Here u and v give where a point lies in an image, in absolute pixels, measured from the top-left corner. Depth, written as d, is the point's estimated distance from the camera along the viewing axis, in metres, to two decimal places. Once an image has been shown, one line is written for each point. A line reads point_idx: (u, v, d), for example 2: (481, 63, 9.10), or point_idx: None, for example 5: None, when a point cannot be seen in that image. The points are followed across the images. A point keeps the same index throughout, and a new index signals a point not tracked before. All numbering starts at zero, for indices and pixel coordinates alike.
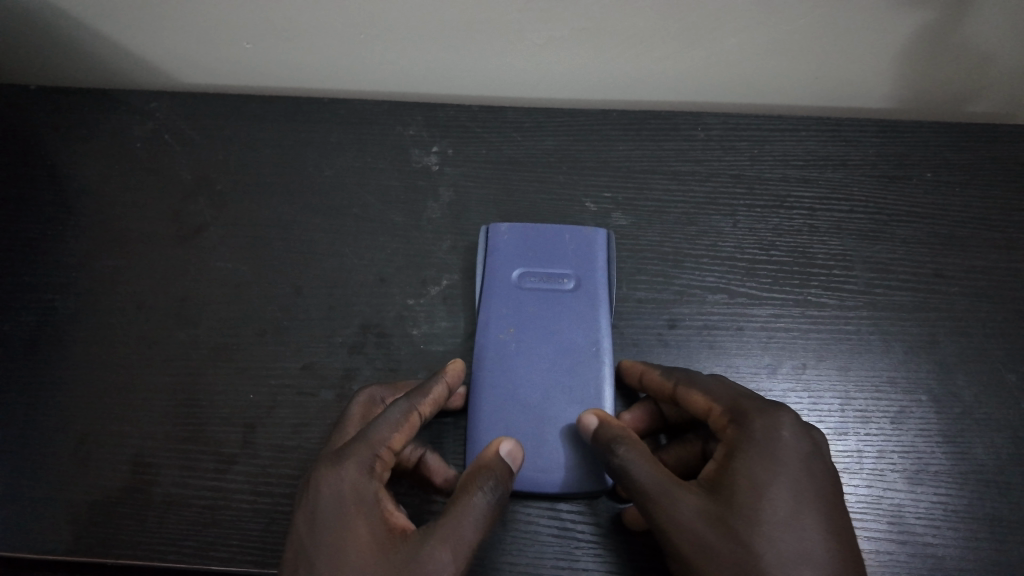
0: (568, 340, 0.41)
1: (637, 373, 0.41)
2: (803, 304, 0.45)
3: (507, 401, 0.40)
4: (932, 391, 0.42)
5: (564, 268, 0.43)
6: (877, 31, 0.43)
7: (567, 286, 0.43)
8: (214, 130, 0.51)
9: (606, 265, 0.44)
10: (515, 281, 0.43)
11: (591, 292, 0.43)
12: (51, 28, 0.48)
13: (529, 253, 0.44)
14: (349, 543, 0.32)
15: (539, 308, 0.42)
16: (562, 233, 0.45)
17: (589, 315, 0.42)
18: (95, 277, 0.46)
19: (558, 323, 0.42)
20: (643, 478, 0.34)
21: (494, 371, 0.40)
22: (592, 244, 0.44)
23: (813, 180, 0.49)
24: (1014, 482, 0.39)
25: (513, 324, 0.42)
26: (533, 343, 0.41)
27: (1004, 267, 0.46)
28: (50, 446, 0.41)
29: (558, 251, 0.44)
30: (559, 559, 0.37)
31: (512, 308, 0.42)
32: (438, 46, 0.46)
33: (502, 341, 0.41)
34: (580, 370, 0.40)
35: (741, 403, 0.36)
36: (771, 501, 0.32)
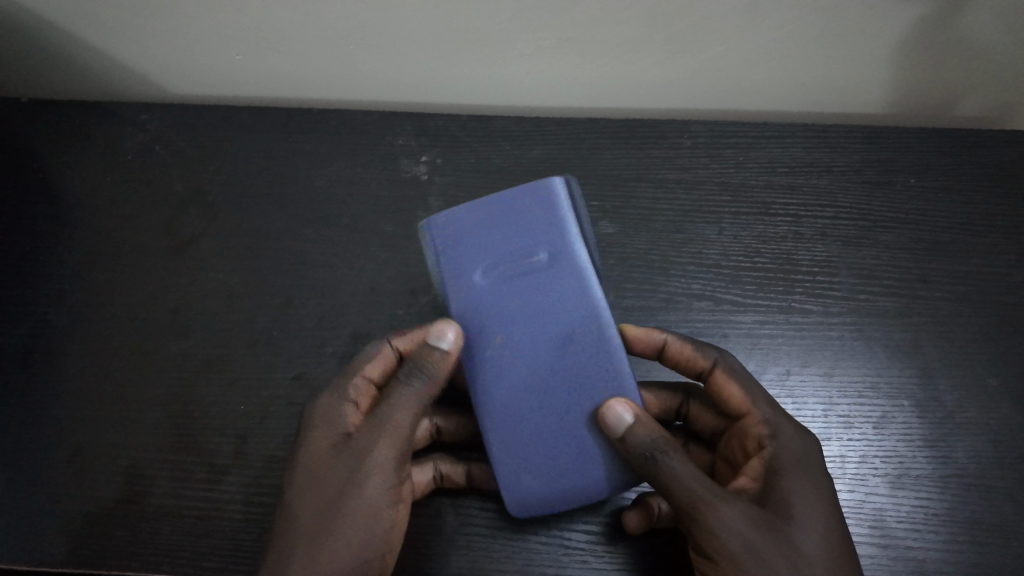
0: (563, 326, 0.35)
1: (657, 340, 0.40)
2: (788, 310, 0.45)
3: (522, 416, 0.35)
4: (915, 396, 0.43)
5: (530, 243, 0.36)
6: (863, 39, 0.43)
7: (541, 262, 0.35)
8: (206, 141, 0.52)
9: (573, 218, 0.36)
10: (480, 280, 0.36)
11: (569, 260, 0.35)
12: (43, 41, 0.48)
13: (491, 237, 0.36)
14: (307, 451, 0.36)
15: (518, 301, 0.36)
16: (514, 198, 0.36)
17: (575, 288, 0.35)
18: (89, 289, 0.47)
19: (549, 306, 0.35)
20: (689, 478, 0.33)
21: (498, 387, 0.36)
22: (547, 201, 0.36)
23: (798, 187, 0.49)
24: (994, 485, 0.40)
25: (498, 330, 0.36)
26: (525, 344, 0.35)
27: (986, 272, 0.47)
28: (45, 458, 0.41)
29: (517, 225, 0.36)
30: (547, 564, 0.38)
31: (491, 310, 0.36)
32: (427, 56, 0.47)
33: (492, 356, 0.36)
34: (584, 357, 0.35)
35: (780, 418, 0.37)
36: (811, 507, 0.33)
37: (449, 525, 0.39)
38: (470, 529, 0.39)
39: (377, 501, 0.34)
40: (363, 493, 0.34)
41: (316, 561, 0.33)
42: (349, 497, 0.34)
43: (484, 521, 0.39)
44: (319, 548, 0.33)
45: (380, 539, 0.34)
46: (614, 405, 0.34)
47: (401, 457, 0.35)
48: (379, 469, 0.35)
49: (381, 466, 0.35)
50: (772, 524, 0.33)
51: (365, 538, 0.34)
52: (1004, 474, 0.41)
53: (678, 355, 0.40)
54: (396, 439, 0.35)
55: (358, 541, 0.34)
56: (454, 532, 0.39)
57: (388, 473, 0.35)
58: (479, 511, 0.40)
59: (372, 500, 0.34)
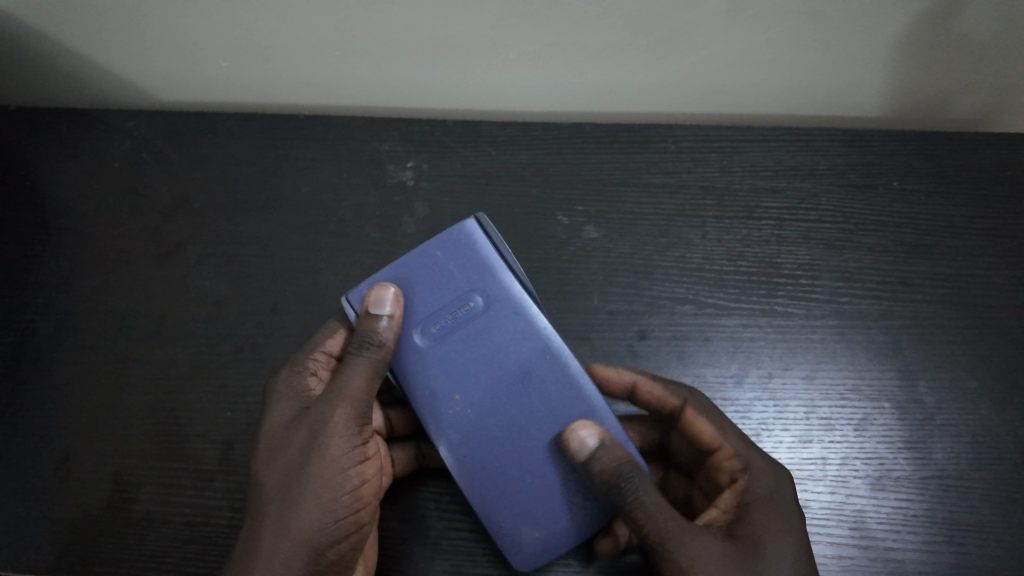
0: (515, 366, 0.36)
1: (625, 382, 0.40)
2: (770, 314, 0.46)
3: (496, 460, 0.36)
4: (896, 398, 0.43)
5: (464, 290, 0.36)
6: (845, 45, 0.44)
7: (476, 306, 0.36)
8: (192, 148, 0.52)
9: (490, 255, 0.37)
10: (422, 340, 0.37)
11: (501, 297, 0.36)
12: (28, 49, 0.48)
13: (425, 292, 0.37)
14: (272, 422, 0.37)
15: (464, 348, 0.36)
16: (431, 250, 0.37)
17: (514, 322, 0.36)
18: (75, 296, 0.47)
19: (495, 345, 0.36)
20: (657, 509, 0.33)
21: (470, 437, 0.36)
22: (464, 247, 0.37)
23: (781, 191, 0.49)
24: (972, 486, 0.41)
25: (451, 384, 0.36)
26: (480, 389, 0.36)
27: (967, 274, 0.47)
28: (32, 465, 0.42)
29: (448, 273, 0.37)
30: (529, 567, 0.39)
31: (441, 365, 0.36)
32: (411, 62, 0.47)
33: (451, 413, 0.36)
34: (546, 390, 0.36)
35: (750, 453, 0.37)
36: (776, 545, 0.34)
37: (433, 530, 0.40)
38: (453, 532, 0.40)
39: (343, 462, 0.35)
40: (321, 452, 0.34)
41: (288, 522, 0.33)
42: (312, 459, 0.34)
43: (467, 525, 0.40)
44: (280, 507, 0.34)
45: (351, 499, 0.35)
46: (575, 430, 0.35)
47: (362, 417, 0.36)
48: (341, 431, 0.35)
49: (343, 428, 0.35)
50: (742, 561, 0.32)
51: (334, 498, 0.34)
52: (982, 475, 0.41)
53: (647, 396, 0.40)
54: (355, 400, 0.35)
55: (328, 502, 0.34)
56: (437, 536, 0.40)
57: (350, 434, 0.35)
58: (461, 515, 0.40)
59: (337, 462, 0.35)
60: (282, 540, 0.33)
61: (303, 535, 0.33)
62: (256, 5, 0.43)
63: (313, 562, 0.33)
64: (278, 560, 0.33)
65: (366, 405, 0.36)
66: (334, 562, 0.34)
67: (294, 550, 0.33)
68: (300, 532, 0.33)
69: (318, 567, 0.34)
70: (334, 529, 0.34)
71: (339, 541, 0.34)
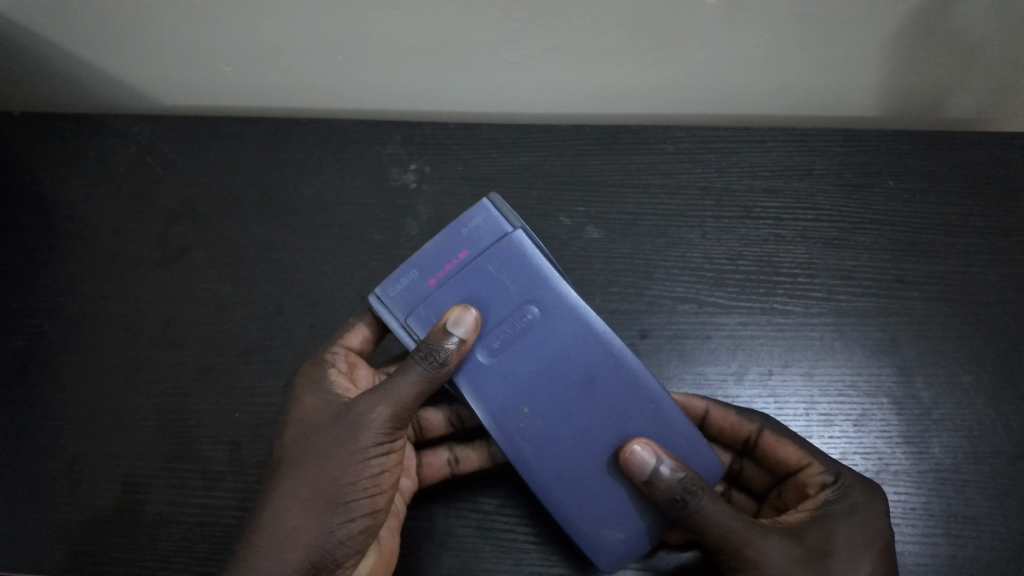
0: (579, 374, 0.36)
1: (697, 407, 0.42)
2: (768, 312, 0.46)
3: (569, 467, 0.36)
4: (893, 394, 0.44)
5: (516, 300, 0.36)
6: (837, 47, 0.44)
7: (532, 315, 0.36)
8: (197, 153, 0.52)
9: (539, 260, 0.37)
10: (483, 356, 0.37)
11: (556, 301, 0.36)
12: (34, 56, 0.49)
13: (467, 295, 0.37)
14: (296, 409, 0.38)
15: (525, 359, 0.36)
16: (461, 249, 0.38)
17: (574, 327, 0.36)
18: (84, 301, 0.48)
19: (557, 351, 0.36)
20: (719, 519, 0.33)
21: (542, 448, 0.36)
22: (509, 254, 0.37)
23: (779, 191, 0.50)
24: (969, 479, 0.42)
25: (518, 398, 0.36)
26: (548, 399, 0.36)
27: (963, 271, 0.48)
28: (42, 468, 0.42)
29: (496, 283, 0.37)
30: (537, 564, 0.40)
31: (503, 377, 0.36)
32: (412, 66, 0.48)
33: (521, 425, 0.36)
34: (611, 394, 0.36)
35: (842, 469, 0.38)
36: (849, 550, 0.34)
37: (441, 528, 0.41)
38: (461, 530, 0.41)
39: (372, 452, 0.35)
40: (344, 440, 0.35)
41: (303, 494, 0.34)
42: (336, 446, 0.35)
43: (474, 522, 0.41)
44: (297, 485, 0.34)
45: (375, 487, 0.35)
46: (632, 447, 0.35)
47: (404, 415, 0.36)
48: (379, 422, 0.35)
49: (377, 421, 0.35)
50: (816, 562, 0.34)
51: (353, 483, 0.35)
52: (979, 468, 0.42)
53: (722, 420, 0.41)
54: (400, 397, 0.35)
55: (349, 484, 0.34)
56: (445, 534, 0.41)
57: (387, 427, 0.35)
58: (470, 513, 0.41)
59: (367, 450, 0.35)
60: (294, 517, 0.34)
61: (314, 511, 0.34)
62: (259, 10, 0.43)
63: (320, 540, 0.34)
64: (288, 529, 0.33)
65: (413, 405, 0.36)
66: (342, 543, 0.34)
67: (305, 521, 0.34)
68: (312, 507, 0.34)
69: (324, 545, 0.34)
70: (347, 510, 0.34)
71: (354, 523, 0.34)
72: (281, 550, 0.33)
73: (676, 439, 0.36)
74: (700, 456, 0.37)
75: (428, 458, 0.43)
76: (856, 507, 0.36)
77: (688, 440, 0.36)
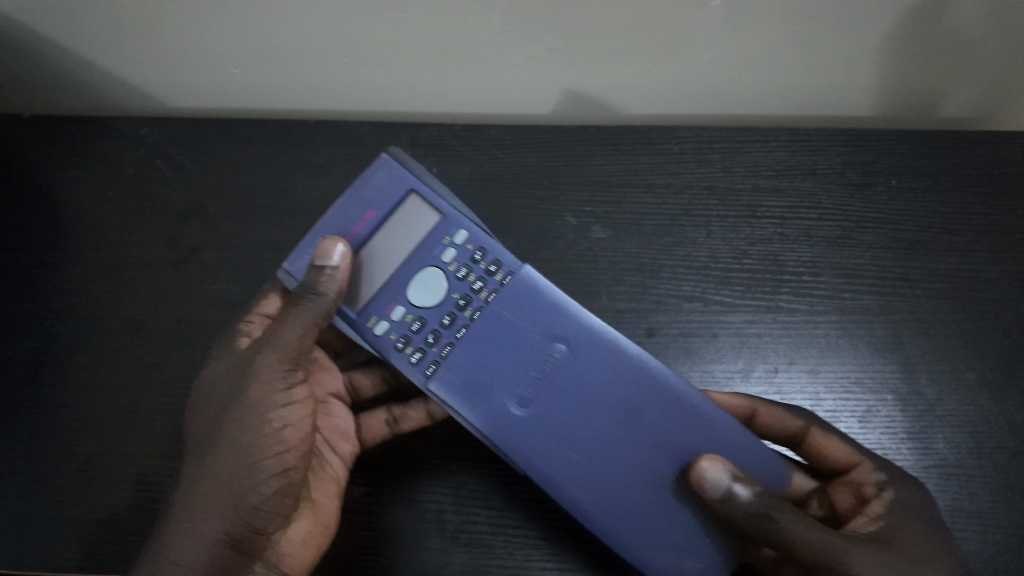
0: (619, 406, 0.36)
1: (748, 411, 0.41)
2: (774, 310, 0.47)
3: (623, 507, 0.35)
4: (898, 390, 0.45)
5: (543, 337, 0.37)
6: (842, 49, 0.45)
7: (562, 354, 0.36)
8: (205, 154, 0.53)
9: (554, 293, 0.38)
10: (518, 405, 0.36)
11: (579, 334, 0.37)
12: (43, 59, 0.49)
13: (383, 251, 0.39)
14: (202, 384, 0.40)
15: (563, 399, 0.36)
16: (365, 205, 0.40)
17: (602, 358, 0.36)
18: (95, 301, 0.48)
19: (591, 387, 0.36)
20: (802, 536, 0.33)
21: (596, 491, 0.35)
22: (525, 293, 0.38)
23: (783, 190, 0.51)
24: (973, 474, 0.42)
25: (564, 444, 0.36)
26: (592, 441, 0.36)
27: (966, 269, 0.48)
28: (57, 467, 0.43)
29: (520, 323, 0.37)
30: (546, 561, 0.40)
31: (546, 423, 0.36)
32: (419, 68, 0.48)
33: (571, 474, 0.35)
34: (655, 423, 0.36)
35: (895, 469, 0.39)
36: (924, 552, 0.35)
37: (452, 523, 0.41)
38: (472, 526, 0.41)
39: (269, 411, 0.37)
40: (243, 406, 0.37)
41: (208, 464, 0.36)
42: (236, 412, 0.37)
43: (484, 519, 0.41)
44: (207, 455, 0.37)
45: (279, 444, 0.37)
46: (702, 466, 0.34)
47: (290, 364, 0.38)
48: (266, 377, 0.37)
49: (272, 379, 0.38)
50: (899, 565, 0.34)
51: (257, 446, 0.37)
52: (982, 463, 0.42)
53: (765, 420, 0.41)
54: (283, 348, 0.38)
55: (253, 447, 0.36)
56: (456, 529, 0.41)
57: (277, 379, 0.38)
58: (481, 510, 0.42)
59: (262, 409, 0.37)
60: (205, 483, 0.36)
61: (222, 478, 0.36)
62: (265, 12, 0.43)
63: (234, 506, 0.36)
64: (199, 503, 0.35)
65: (296, 352, 0.38)
66: (257, 506, 0.36)
67: (215, 491, 0.36)
68: (218, 472, 0.36)
69: (238, 508, 0.36)
70: (258, 473, 0.36)
71: (264, 484, 0.36)
72: (195, 524, 0.35)
73: (736, 451, 0.36)
74: (762, 472, 0.36)
75: (366, 421, 0.45)
76: (915, 506, 0.37)
77: (746, 451, 0.36)
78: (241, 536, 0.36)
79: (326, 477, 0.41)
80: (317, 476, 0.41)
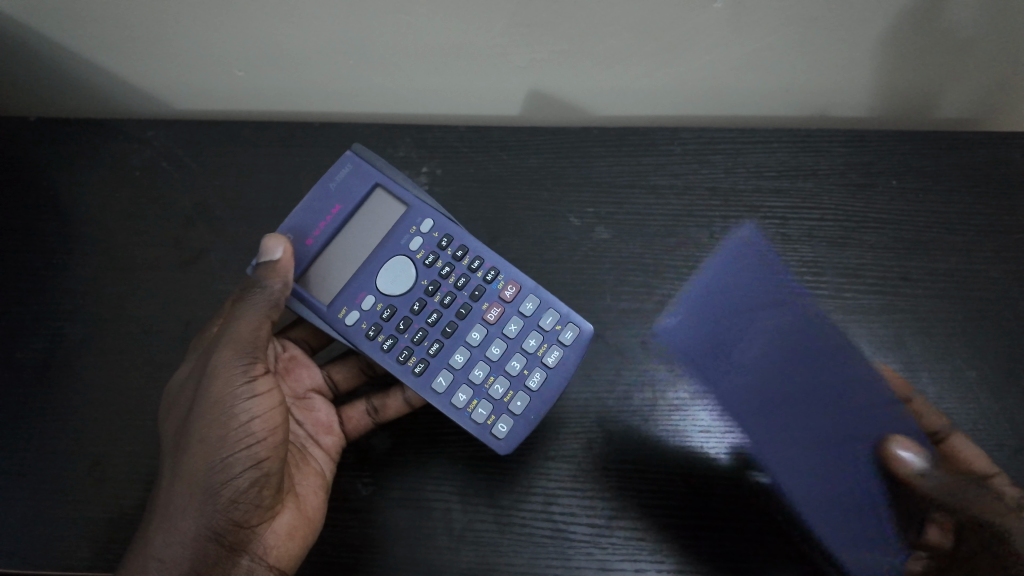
0: (822, 383, 0.45)
1: (907, 395, 0.45)
2: (777, 309, 0.47)
3: (823, 491, 0.42)
4: (899, 389, 0.45)
5: (764, 321, 0.47)
6: (846, 51, 0.45)
7: (749, 341, 0.46)
8: (212, 157, 0.53)
9: (777, 281, 0.48)
10: (702, 385, 0.45)
11: (778, 324, 0.47)
12: (49, 63, 0.49)
13: (351, 242, 0.44)
14: (174, 391, 0.41)
15: (764, 377, 0.45)
16: (331, 202, 0.44)
17: (816, 340, 0.47)
18: (102, 303, 0.49)
19: (819, 377, 0.45)
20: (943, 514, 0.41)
21: (791, 455, 0.43)
22: (749, 266, 0.49)
23: (785, 191, 0.51)
24: (975, 471, 0.42)
25: (774, 421, 0.44)
26: (787, 410, 0.44)
27: (966, 269, 0.49)
28: (67, 467, 0.43)
29: (744, 311, 0.47)
30: (552, 558, 0.41)
31: (748, 393, 0.45)
32: (424, 70, 0.48)
33: (761, 441, 0.44)
34: (840, 395, 0.45)
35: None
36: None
37: (458, 522, 0.42)
38: (478, 524, 0.42)
39: (234, 406, 0.37)
40: (207, 403, 0.37)
41: (180, 465, 0.36)
42: (201, 410, 0.37)
43: (490, 516, 0.42)
44: (178, 455, 0.37)
45: (248, 436, 0.37)
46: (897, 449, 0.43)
47: (249, 357, 0.39)
48: (225, 372, 0.38)
49: (234, 373, 0.38)
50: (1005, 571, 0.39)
51: (226, 440, 0.36)
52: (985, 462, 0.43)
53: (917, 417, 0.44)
54: (238, 342, 0.39)
55: (222, 443, 0.36)
56: (462, 528, 0.42)
57: (236, 373, 0.38)
58: (487, 509, 0.42)
59: (225, 403, 0.37)
60: (178, 483, 0.36)
61: (195, 477, 0.36)
62: (271, 15, 0.43)
63: (210, 503, 0.36)
64: (175, 503, 0.36)
65: (251, 344, 0.39)
66: (234, 500, 0.36)
67: (189, 490, 0.36)
68: (190, 471, 0.36)
69: (216, 504, 0.36)
70: (229, 467, 0.36)
71: (238, 477, 0.36)
72: (177, 524, 0.35)
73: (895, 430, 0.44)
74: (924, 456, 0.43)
75: (347, 413, 0.45)
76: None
77: (883, 426, 0.44)
78: (223, 530, 0.36)
79: (309, 471, 0.42)
80: (300, 471, 0.42)
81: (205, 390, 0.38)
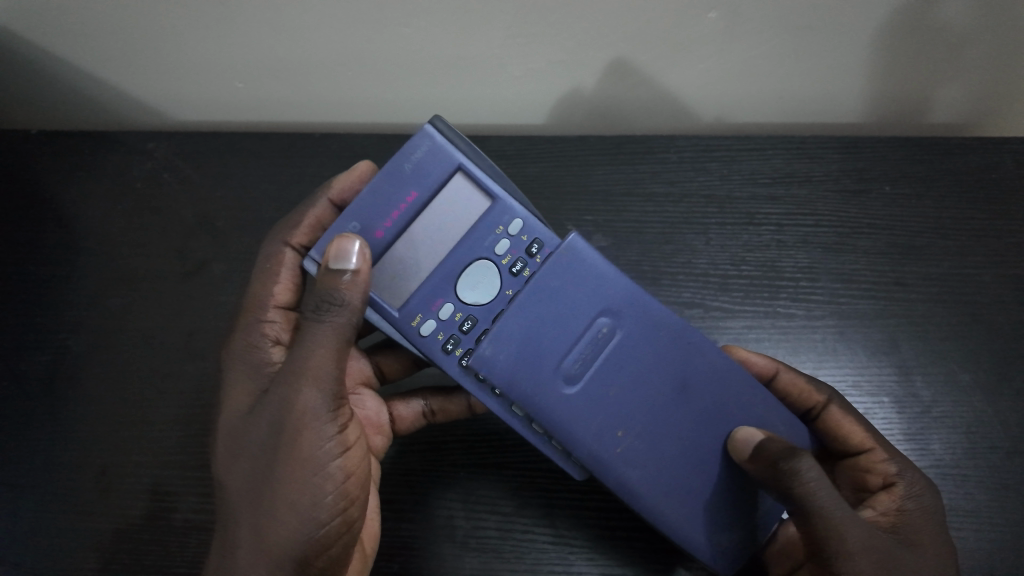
0: None
1: (901, 398, 0.46)
2: (773, 315, 0.48)
3: None
4: (895, 393, 0.46)
5: None
6: (835, 59, 0.45)
7: None
8: (214, 168, 0.54)
9: None
10: None
11: None
12: (48, 77, 0.50)
13: (425, 240, 0.37)
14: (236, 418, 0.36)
15: None
16: (407, 189, 0.37)
17: None
18: (106, 315, 0.49)
19: None
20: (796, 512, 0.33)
21: None
22: None
23: (779, 198, 0.52)
24: (968, 473, 0.44)
25: None
26: None
27: (958, 272, 0.49)
28: (73, 478, 0.44)
29: None
30: (554, 564, 0.41)
31: None
32: (420, 81, 0.49)
33: None
34: None
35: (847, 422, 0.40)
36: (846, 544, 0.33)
37: (461, 529, 0.42)
38: (481, 531, 0.42)
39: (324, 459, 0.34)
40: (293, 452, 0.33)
41: (268, 536, 0.32)
42: (285, 460, 0.33)
43: (493, 524, 0.42)
44: (259, 510, 0.33)
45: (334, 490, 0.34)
46: None
47: (334, 400, 0.34)
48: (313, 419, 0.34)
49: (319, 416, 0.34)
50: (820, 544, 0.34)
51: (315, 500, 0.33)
52: (978, 463, 0.44)
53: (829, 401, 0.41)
54: (319, 378, 0.34)
55: (314, 506, 0.33)
56: (466, 535, 0.42)
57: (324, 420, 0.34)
58: (491, 517, 0.43)
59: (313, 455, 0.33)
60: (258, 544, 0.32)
61: (284, 551, 0.32)
62: (269, 28, 0.44)
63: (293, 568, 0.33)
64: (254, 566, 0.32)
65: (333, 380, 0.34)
66: (325, 568, 0.34)
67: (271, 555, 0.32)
68: (273, 532, 0.32)
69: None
70: (315, 529, 0.33)
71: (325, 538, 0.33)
72: None
73: None
74: None
75: (398, 410, 0.44)
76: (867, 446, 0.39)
77: None
78: None
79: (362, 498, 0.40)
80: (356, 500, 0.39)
81: (288, 445, 0.33)
